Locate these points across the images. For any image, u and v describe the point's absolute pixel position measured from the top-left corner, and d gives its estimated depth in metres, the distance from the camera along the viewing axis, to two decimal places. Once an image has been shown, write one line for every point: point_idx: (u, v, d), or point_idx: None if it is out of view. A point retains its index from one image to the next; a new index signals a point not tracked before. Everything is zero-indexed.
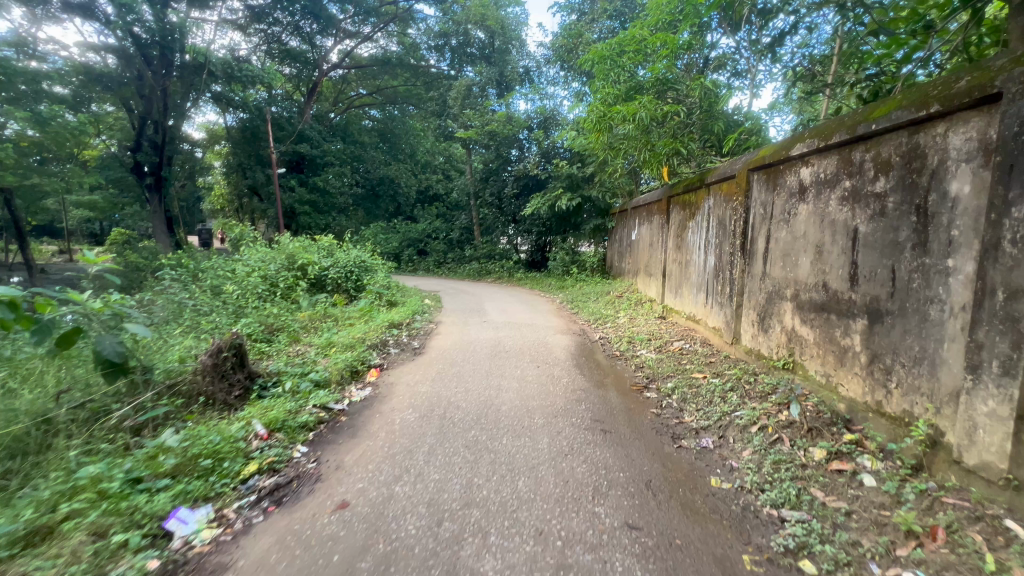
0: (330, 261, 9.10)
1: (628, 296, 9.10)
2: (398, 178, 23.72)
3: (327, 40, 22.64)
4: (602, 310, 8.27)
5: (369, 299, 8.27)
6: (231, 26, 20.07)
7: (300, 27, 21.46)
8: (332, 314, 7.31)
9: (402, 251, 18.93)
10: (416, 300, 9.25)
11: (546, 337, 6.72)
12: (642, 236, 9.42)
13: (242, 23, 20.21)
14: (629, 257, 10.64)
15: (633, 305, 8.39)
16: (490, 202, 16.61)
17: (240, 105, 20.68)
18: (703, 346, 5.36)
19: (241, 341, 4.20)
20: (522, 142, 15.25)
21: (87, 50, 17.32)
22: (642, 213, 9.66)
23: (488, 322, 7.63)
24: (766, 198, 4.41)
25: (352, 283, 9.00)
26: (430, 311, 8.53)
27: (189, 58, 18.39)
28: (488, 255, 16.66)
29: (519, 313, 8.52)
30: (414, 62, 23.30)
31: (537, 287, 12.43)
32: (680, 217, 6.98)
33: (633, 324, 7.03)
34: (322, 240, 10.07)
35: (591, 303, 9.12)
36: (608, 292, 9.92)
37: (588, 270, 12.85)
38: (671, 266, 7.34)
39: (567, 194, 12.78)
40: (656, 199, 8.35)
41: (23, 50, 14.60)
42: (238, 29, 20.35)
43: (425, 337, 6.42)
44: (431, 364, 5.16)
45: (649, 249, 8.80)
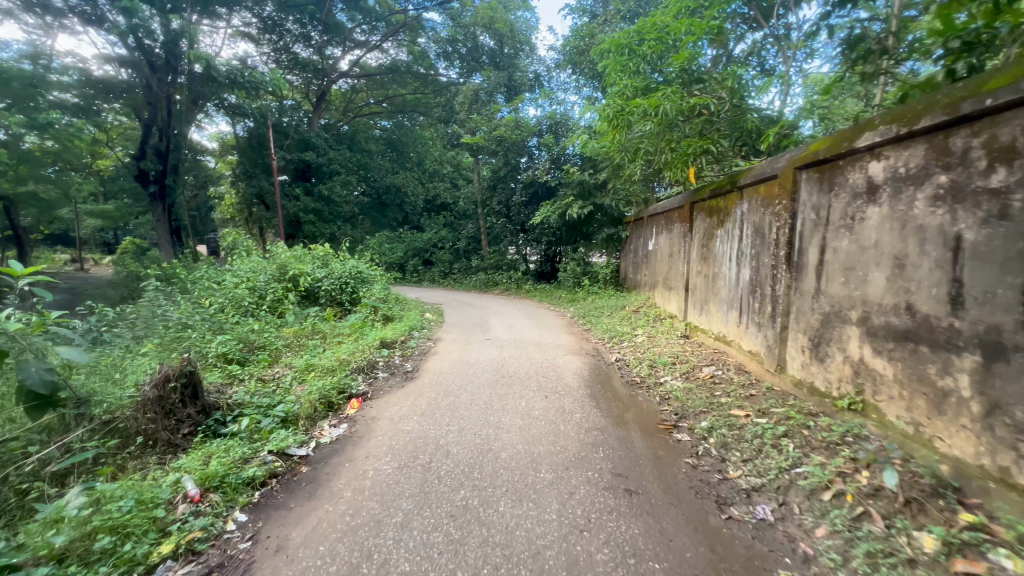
0: (325, 272, 8.51)
1: (645, 311, 8.38)
2: (405, 187, 23.28)
3: (337, 50, 22.76)
4: (618, 327, 7.54)
5: (364, 313, 7.64)
6: (244, 38, 20.40)
7: (310, 37, 21.49)
8: (321, 330, 6.68)
9: (407, 261, 18.41)
10: (415, 314, 8.62)
11: (556, 358, 6.00)
12: (660, 245, 8.71)
13: (257, 35, 20.64)
14: (644, 269, 9.92)
15: (652, 322, 7.66)
16: (498, 210, 16.00)
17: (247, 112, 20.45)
18: (739, 374, 4.62)
19: (192, 368, 3.56)
20: (532, 149, 14.75)
21: (102, 59, 17.45)
22: (660, 221, 8.96)
23: (492, 340, 6.92)
24: (821, 200, 3.68)
25: (347, 295, 8.38)
26: (430, 327, 7.87)
27: (197, 68, 17.55)
28: (496, 265, 16.01)
29: (527, 329, 7.80)
30: (422, 70, 23.27)
31: (546, 299, 11.75)
32: (706, 225, 6.27)
33: (654, 345, 6.30)
34: (318, 250, 9.50)
35: (604, 319, 8.40)
36: (623, 306, 9.19)
37: (601, 282, 12.13)
38: (695, 279, 6.62)
39: (578, 202, 12.15)
40: (677, 206, 7.66)
41: (39, 62, 15.11)
42: (251, 41, 20.68)
43: (420, 358, 5.74)
44: (422, 393, 4.45)
45: (668, 261, 8.10)
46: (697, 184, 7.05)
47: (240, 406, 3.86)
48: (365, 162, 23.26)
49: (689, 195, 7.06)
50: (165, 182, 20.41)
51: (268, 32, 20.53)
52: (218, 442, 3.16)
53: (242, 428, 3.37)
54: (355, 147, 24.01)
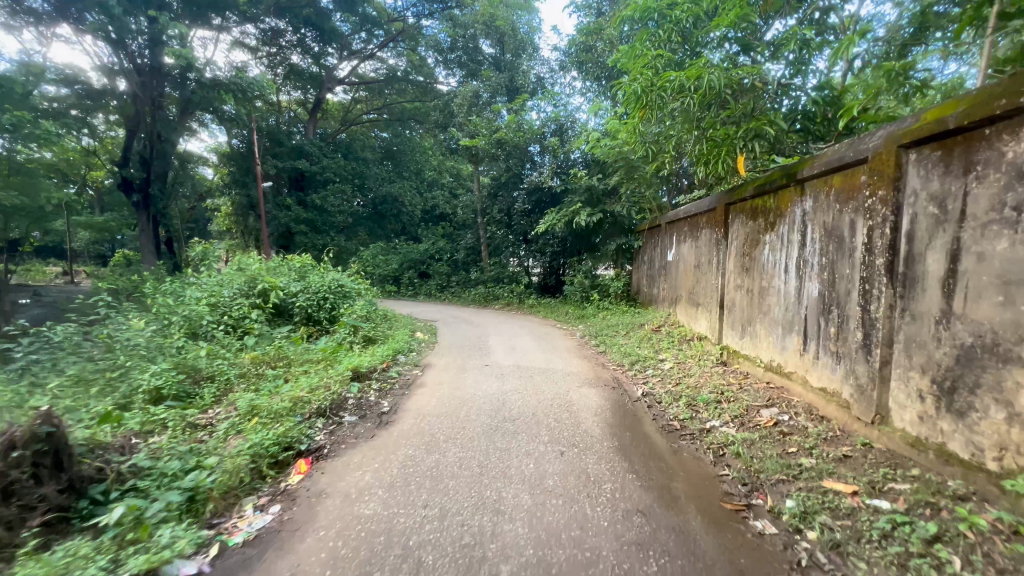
0: (300, 286, 7.47)
1: (668, 331, 7.29)
2: (402, 196, 22.26)
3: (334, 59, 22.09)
4: (638, 351, 6.44)
5: (344, 331, 6.58)
6: (240, 48, 19.85)
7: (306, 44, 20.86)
8: (286, 353, 5.61)
9: (403, 274, 17.40)
10: (403, 334, 7.55)
11: (569, 391, 4.91)
12: (683, 254, 7.70)
13: (255, 45, 20.11)
14: (662, 281, 8.85)
15: (678, 345, 6.58)
16: (499, 219, 15.00)
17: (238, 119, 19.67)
18: (813, 421, 3.53)
19: (52, 431, 2.43)
20: (533, 154, 13.83)
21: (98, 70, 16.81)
22: (681, 228, 7.94)
23: (492, 367, 5.84)
24: (951, 188, 2.62)
25: (325, 312, 7.31)
26: (420, 350, 6.82)
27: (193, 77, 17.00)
28: (496, 278, 14.96)
29: (533, 352, 6.73)
30: (421, 78, 22.44)
31: (552, 315, 10.68)
32: (748, 230, 5.24)
33: (687, 376, 5.20)
34: (297, 261, 8.47)
35: (621, 340, 7.32)
36: (640, 325, 8.12)
37: (611, 296, 11.07)
38: (733, 294, 5.56)
39: (586, 209, 11.16)
40: (705, 209, 6.65)
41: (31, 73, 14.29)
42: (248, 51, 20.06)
43: (401, 394, 4.65)
44: (397, 447, 3.37)
45: (693, 273, 7.07)
46: (730, 183, 6.06)
47: (136, 476, 2.76)
48: (360, 170, 22.31)
49: (721, 196, 6.06)
50: (149, 191, 19.41)
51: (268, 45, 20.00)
52: (65, 552, 2.06)
53: (117, 519, 2.25)
54: (351, 155, 23.11)
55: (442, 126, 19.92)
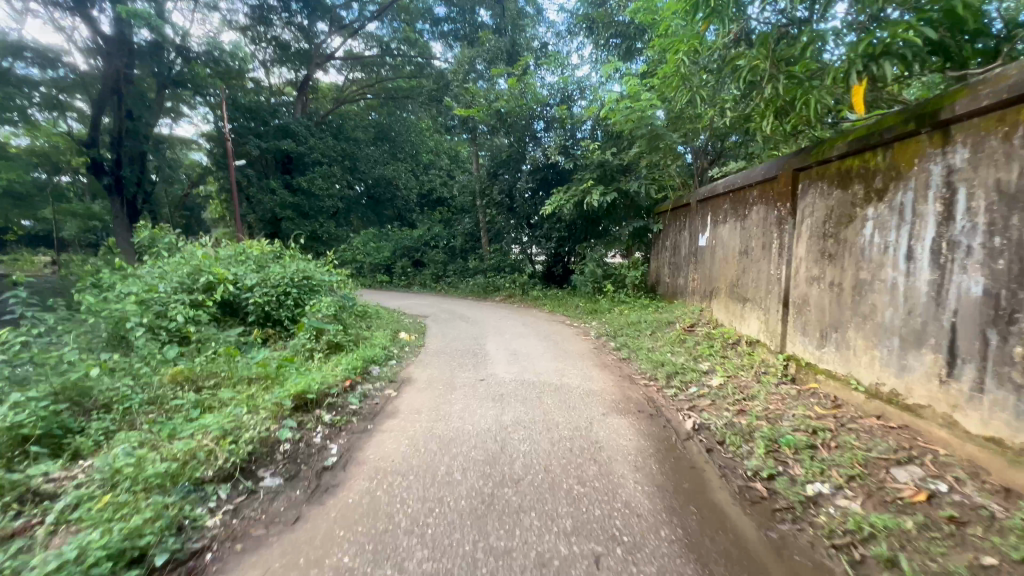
0: (256, 278, 6.16)
1: (706, 333, 5.94)
2: (396, 179, 20.70)
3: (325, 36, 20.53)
4: (674, 362, 5.10)
5: (304, 334, 5.28)
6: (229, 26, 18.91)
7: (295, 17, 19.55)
8: (220, 367, 4.31)
9: (395, 262, 16.03)
10: (382, 336, 6.24)
11: (592, 422, 3.61)
12: (721, 237, 6.36)
13: (245, 24, 19.19)
14: (691, 271, 7.50)
15: (723, 353, 5.25)
16: (499, 202, 13.52)
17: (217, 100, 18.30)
18: (994, 499, 2.23)
19: None
20: (536, 126, 12.42)
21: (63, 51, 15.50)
22: (717, 206, 6.57)
23: (490, 383, 4.53)
24: None
25: (287, 310, 6.02)
26: (402, 359, 5.50)
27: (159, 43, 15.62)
28: (497, 267, 13.53)
29: (540, 360, 5.43)
30: (420, 59, 19.91)
31: (560, 309, 9.35)
32: (834, 200, 3.87)
33: (751, 401, 3.88)
34: (255, 249, 7.10)
35: (649, 345, 5.98)
36: (669, 323, 6.78)
37: (627, 287, 9.72)
38: (805, 289, 4.23)
39: (599, 188, 9.77)
40: (755, 181, 5.31)
41: None
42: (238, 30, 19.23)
43: (360, 432, 3.35)
44: (329, 548, 2.07)
45: (738, 262, 5.74)
46: (794, 145, 4.71)
47: None
48: (351, 151, 20.77)
49: (783, 161, 4.70)
50: (122, 173, 17.80)
51: (261, 24, 19.19)
52: None
53: None
54: (341, 136, 21.53)
55: (438, 101, 18.32)
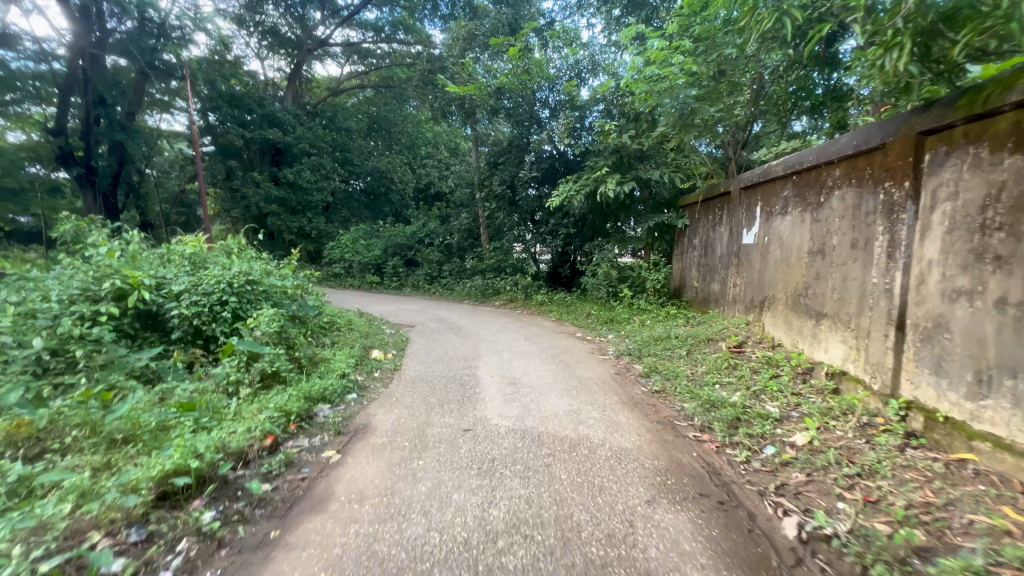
0: (186, 283, 4.85)
1: (762, 358, 4.58)
2: (391, 172, 19.31)
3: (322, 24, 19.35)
4: (730, 402, 3.76)
5: (232, 358, 3.94)
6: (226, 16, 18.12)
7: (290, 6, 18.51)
8: (82, 418, 2.95)
9: (386, 261, 14.58)
10: (346, 358, 4.91)
11: (632, 522, 2.29)
12: (777, 233, 5.02)
13: (241, 15, 18.35)
14: (732, 275, 6.12)
15: (795, 390, 3.89)
16: (500, 194, 12.09)
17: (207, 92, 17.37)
18: None
19: None
20: (539, 104, 11.01)
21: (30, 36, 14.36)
22: (771, 194, 5.21)
23: (477, 438, 3.22)
24: None
25: (221, 325, 4.67)
26: (365, 394, 4.17)
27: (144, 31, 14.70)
28: (497, 267, 12.04)
29: (548, 397, 4.09)
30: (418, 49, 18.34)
31: (569, 318, 7.96)
32: (1007, 171, 2.51)
33: (875, 481, 2.53)
34: (193, 243, 5.73)
35: (689, 375, 4.62)
36: (707, 343, 5.42)
37: (647, 293, 8.30)
38: (939, 307, 2.88)
39: (615, 176, 8.42)
40: (837, 157, 3.96)
41: None
42: (237, 23, 18.55)
43: (254, 551, 2.03)
44: None
45: (807, 265, 4.39)
46: (908, 100, 3.36)
47: None
48: (342, 141, 19.43)
49: (893, 124, 3.34)
50: (94, 165, 16.41)
51: (256, 13, 18.28)
52: None
53: None
54: (332, 126, 20.17)
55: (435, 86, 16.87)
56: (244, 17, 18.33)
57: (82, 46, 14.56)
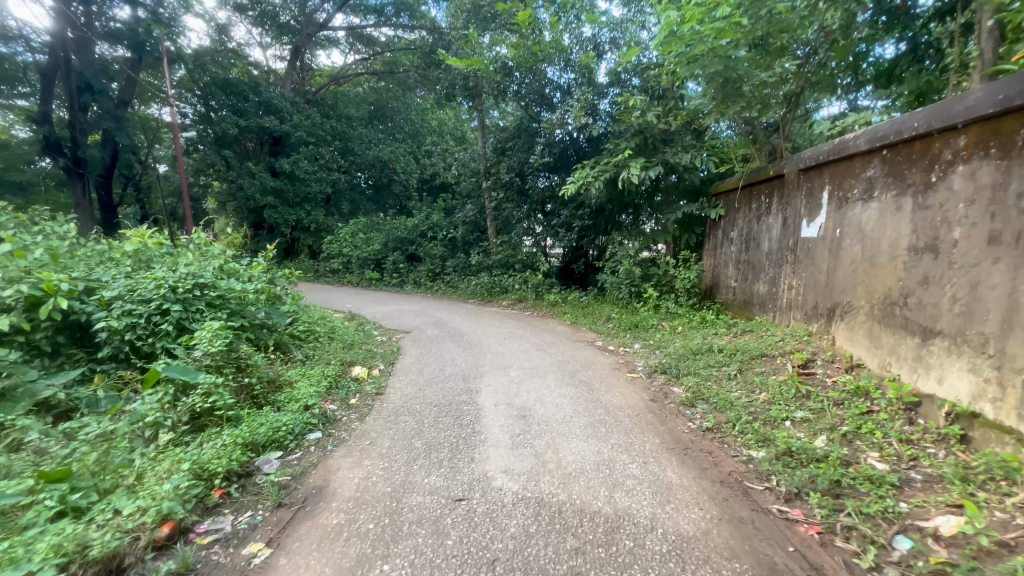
0: (121, 286, 3.93)
1: (843, 384, 3.59)
2: (394, 162, 18.32)
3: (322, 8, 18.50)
4: (818, 452, 2.78)
5: (156, 390, 3.01)
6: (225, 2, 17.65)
7: None
8: None
9: (387, 256, 13.61)
10: (316, 380, 3.98)
11: None
12: (855, 224, 4.00)
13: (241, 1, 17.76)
14: (787, 275, 5.10)
15: (905, 437, 2.90)
16: (508, 182, 11.04)
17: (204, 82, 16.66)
18: None
19: None
20: (550, 85, 10.04)
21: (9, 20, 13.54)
22: (847, 174, 4.17)
23: (472, 517, 2.28)
24: None
25: (163, 340, 3.75)
26: (331, 434, 3.24)
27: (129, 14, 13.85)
28: (505, 263, 10.90)
29: (569, 440, 3.13)
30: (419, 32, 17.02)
31: (587, 322, 6.98)
32: None
33: None
34: (140, 238, 4.79)
35: (747, 406, 3.63)
36: (761, 359, 4.42)
37: (676, 293, 7.29)
38: None
39: (638, 161, 7.39)
40: (961, 121, 2.94)
41: None
42: (234, 8, 17.89)
43: None
44: None
45: (909, 266, 3.37)
46: None
47: None
48: (343, 129, 18.46)
49: None
50: (81, 156, 15.54)
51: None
52: None
53: None
54: (332, 114, 19.16)
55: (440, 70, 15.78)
56: (244, 4, 18.00)
57: (64, 31, 13.74)
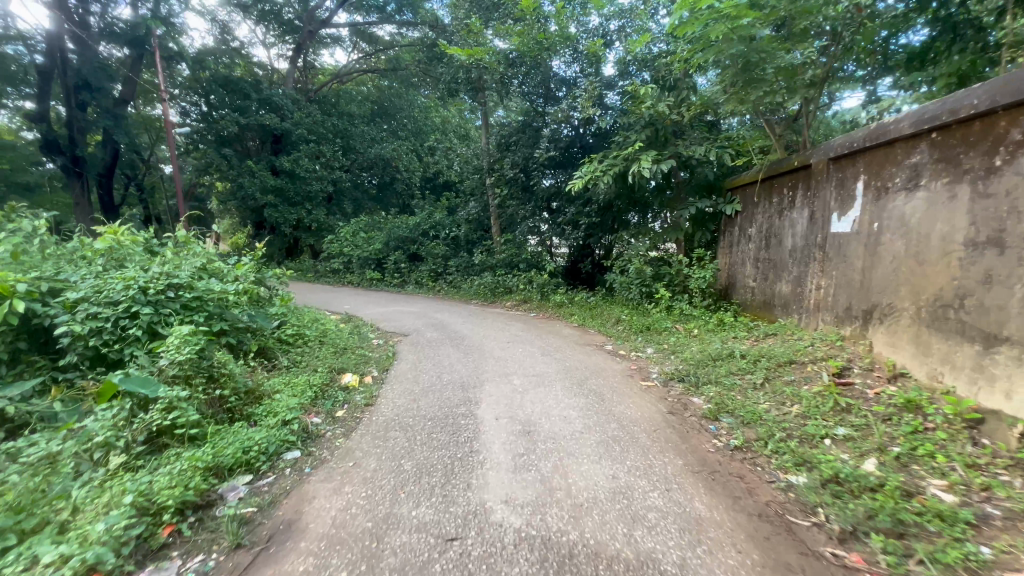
0: (89, 286, 3.58)
1: (889, 396, 3.19)
2: (397, 160, 18.01)
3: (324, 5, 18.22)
4: (872, 480, 2.39)
5: (111, 405, 2.65)
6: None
7: None
8: None
9: (388, 256, 13.27)
10: (299, 390, 3.62)
11: None
12: (897, 217, 3.60)
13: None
14: (815, 274, 4.69)
15: (974, 462, 2.50)
16: (512, 179, 10.64)
17: (204, 79, 16.41)
18: None
19: None
20: (556, 78, 9.72)
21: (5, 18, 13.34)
22: (888, 161, 3.75)
23: (466, 564, 1.90)
24: None
25: (132, 346, 3.40)
26: (311, 453, 2.89)
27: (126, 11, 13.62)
28: (509, 263, 10.51)
29: (580, 462, 2.76)
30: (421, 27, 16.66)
31: (596, 324, 6.60)
32: None
33: None
34: (115, 235, 4.45)
35: (778, 420, 3.24)
36: (789, 366, 4.02)
37: (689, 294, 6.89)
38: None
39: (650, 154, 6.99)
40: None
41: None
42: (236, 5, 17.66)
43: None
44: None
45: (968, 264, 2.97)
46: None
47: None
48: (344, 127, 18.14)
49: None
50: (79, 155, 15.30)
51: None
52: None
53: None
54: (333, 111, 18.85)
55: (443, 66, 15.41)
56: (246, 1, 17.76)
57: (61, 28, 13.51)
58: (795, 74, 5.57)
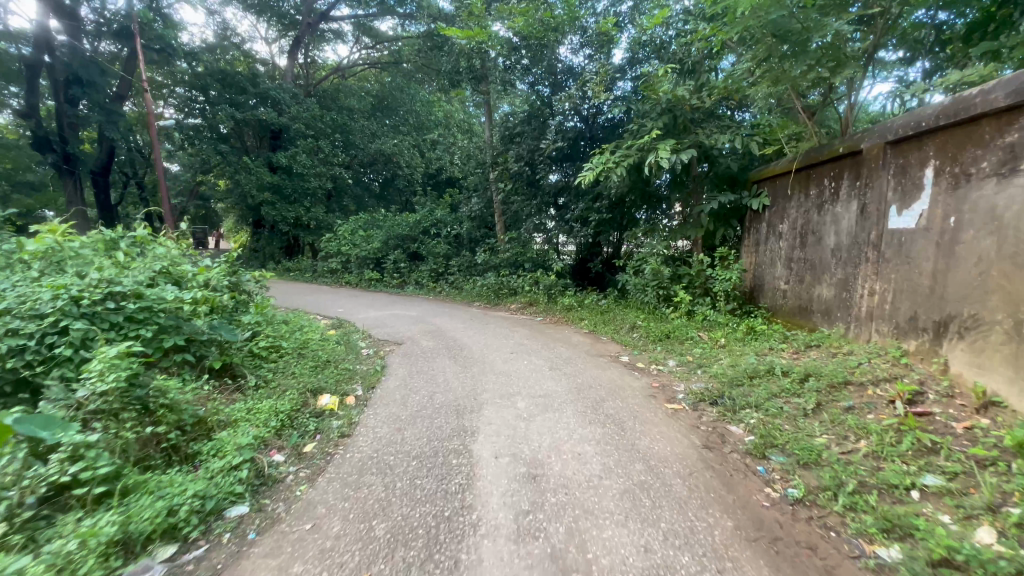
0: (13, 296, 3.00)
1: (986, 435, 2.56)
2: (398, 156, 17.40)
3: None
4: (1002, 565, 1.77)
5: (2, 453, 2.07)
6: None
7: None
8: None
9: (387, 255, 12.69)
10: (261, 418, 3.04)
11: None
12: (985, 210, 2.96)
13: None
14: (868, 277, 4.03)
15: None
16: (517, 173, 10.01)
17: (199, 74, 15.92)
18: None
19: None
20: (564, 64, 9.15)
21: None
22: (973, 143, 3.09)
23: None
24: None
25: (59, 368, 2.82)
26: (262, 508, 2.32)
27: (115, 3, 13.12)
28: (514, 263, 9.89)
29: (601, 524, 2.16)
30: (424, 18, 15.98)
31: (608, 331, 5.99)
32: None
33: None
34: (61, 235, 3.89)
35: (846, 462, 2.61)
36: (846, 388, 3.38)
37: (711, 298, 6.26)
38: None
39: (669, 143, 6.35)
40: None
41: None
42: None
43: None
44: None
45: None
46: None
47: None
48: (344, 122, 17.54)
49: None
50: (70, 152, 14.86)
51: None
52: None
53: None
54: (333, 105, 18.25)
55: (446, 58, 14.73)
56: None
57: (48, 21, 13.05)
58: (838, 49, 4.90)
